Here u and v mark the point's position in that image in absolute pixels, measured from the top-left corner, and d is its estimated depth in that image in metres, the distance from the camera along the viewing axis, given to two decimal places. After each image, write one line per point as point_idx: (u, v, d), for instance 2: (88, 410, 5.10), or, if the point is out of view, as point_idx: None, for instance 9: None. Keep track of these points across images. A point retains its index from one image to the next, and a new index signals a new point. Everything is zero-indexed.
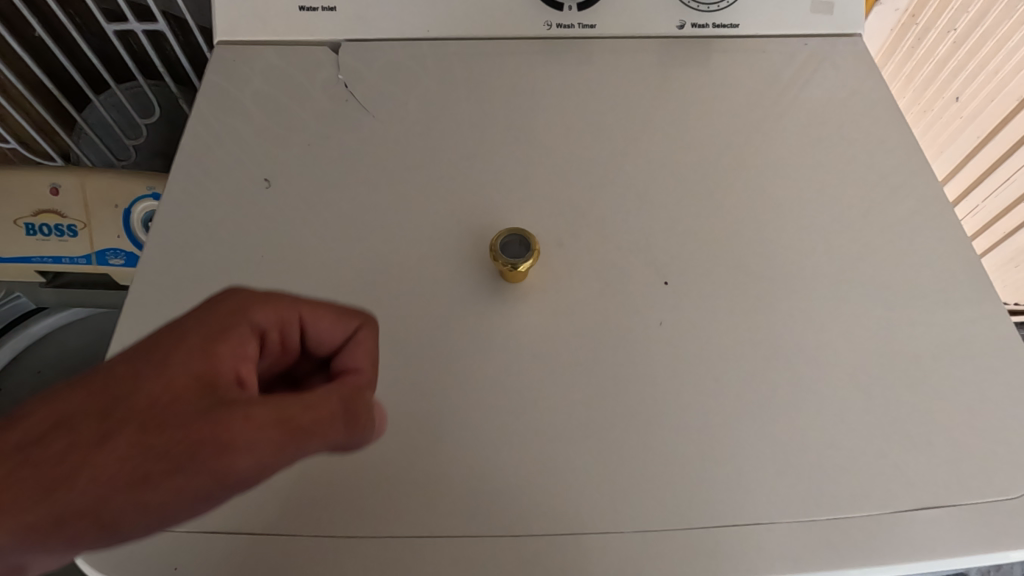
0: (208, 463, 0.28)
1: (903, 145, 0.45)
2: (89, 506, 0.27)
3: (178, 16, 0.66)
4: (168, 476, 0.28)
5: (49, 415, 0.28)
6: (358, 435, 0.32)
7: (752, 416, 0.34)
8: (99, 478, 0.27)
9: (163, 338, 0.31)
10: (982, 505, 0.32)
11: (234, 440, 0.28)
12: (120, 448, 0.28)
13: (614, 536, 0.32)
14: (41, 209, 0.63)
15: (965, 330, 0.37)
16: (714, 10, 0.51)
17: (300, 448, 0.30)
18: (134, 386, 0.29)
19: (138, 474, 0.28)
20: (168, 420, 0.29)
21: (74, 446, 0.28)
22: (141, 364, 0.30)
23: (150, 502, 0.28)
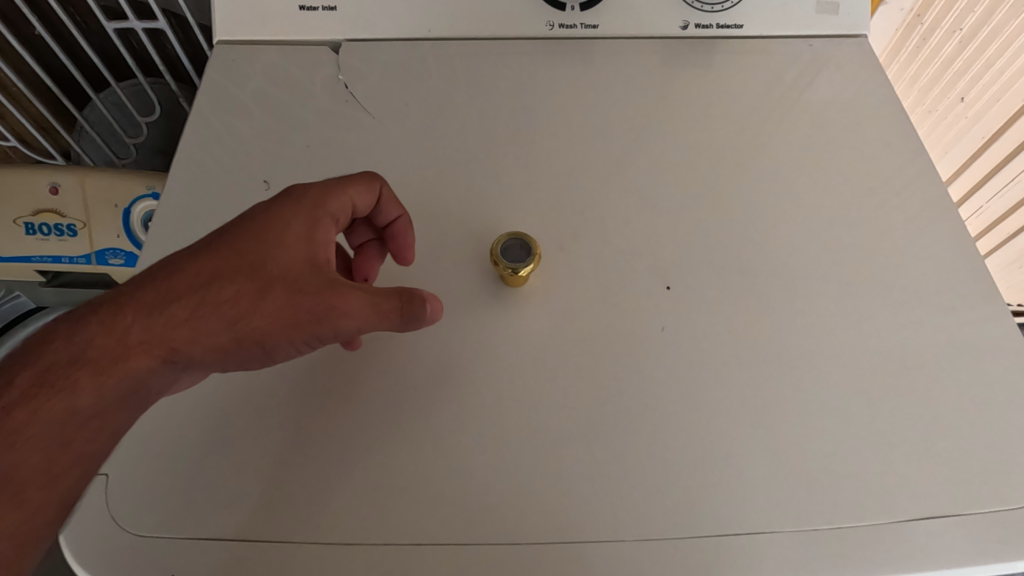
0: (326, 326, 0.34)
1: (908, 149, 0.45)
2: (238, 338, 0.33)
3: (178, 14, 0.66)
4: (299, 331, 0.34)
5: (203, 270, 0.33)
6: (425, 305, 0.34)
7: (755, 423, 0.34)
8: (246, 320, 0.33)
9: (275, 211, 0.36)
10: (985, 515, 0.32)
11: (343, 312, 0.34)
12: (264, 305, 0.34)
13: (614, 544, 0.31)
14: (40, 208, 0.62)
15: (970, 337, 0.37)
16: (718, 10, 0.50)
17: (386, 320, 0.34)
18: (264, 246, 0.35)
19: (274, 331, 0.34)
20: (297, 287, 0.34)
21: (232, 293, 0.33)
22: (261, 230, 0.35)
23: (280, 343, 0.34)
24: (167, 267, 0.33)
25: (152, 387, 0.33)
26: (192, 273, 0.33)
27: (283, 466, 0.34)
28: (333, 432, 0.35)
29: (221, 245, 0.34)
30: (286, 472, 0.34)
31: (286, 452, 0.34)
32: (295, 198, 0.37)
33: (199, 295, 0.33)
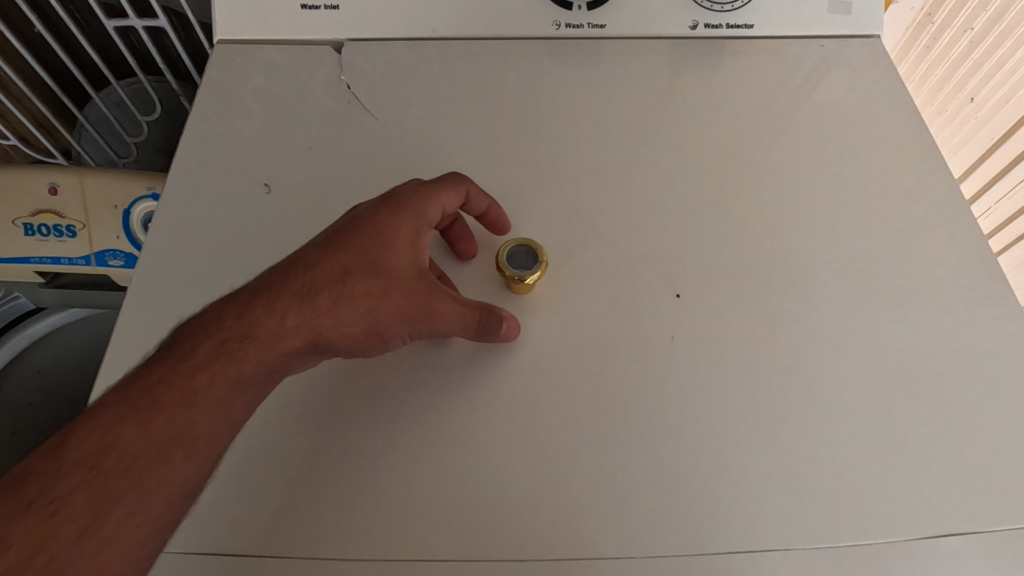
0: (434, 328, 0.35)
1: (924, 152, 0.44)
2: (367, 329, 0.35)
3: (178, 12, 0.65)
4: (411, 331, 0.35)
5: (335, 266, 0.35)
6: (500, 323, 0.35)
7: (767, 436, 0.33)
8: (374, 313, 0.35)
9: (386, 214, 0.36)
10: (1005, 532, 0.31)
11: (449, 318, 0.35)
12: (385, 304, 0.35)
13: (623, 561, 0.31)
14: (39, 208, 0.61)
15: (989, 348, 0.36)
16: (729, 10, 0.49)
17: (479, 333, 0.35)
18: (383, 249, 0.36)
19: (389, 331, 0.35)
20: (411, 289, 0.36)
21: (361, 290, 0.35)
22: (377, 230, 0.36)
23: (396, 338, 0.36)
24: (303, 260, 0.35)
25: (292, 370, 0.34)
26: (331, 267, 0.35)
27: (283, 480, 0.33)
28: (337, 443, 0.34)
29: (348, 243, 0.35)
30: (288, 484, 0.33)
31: (287, 463, 0.33)
32: (402, 203, 0.37)
33: (336, 288, 0.35)
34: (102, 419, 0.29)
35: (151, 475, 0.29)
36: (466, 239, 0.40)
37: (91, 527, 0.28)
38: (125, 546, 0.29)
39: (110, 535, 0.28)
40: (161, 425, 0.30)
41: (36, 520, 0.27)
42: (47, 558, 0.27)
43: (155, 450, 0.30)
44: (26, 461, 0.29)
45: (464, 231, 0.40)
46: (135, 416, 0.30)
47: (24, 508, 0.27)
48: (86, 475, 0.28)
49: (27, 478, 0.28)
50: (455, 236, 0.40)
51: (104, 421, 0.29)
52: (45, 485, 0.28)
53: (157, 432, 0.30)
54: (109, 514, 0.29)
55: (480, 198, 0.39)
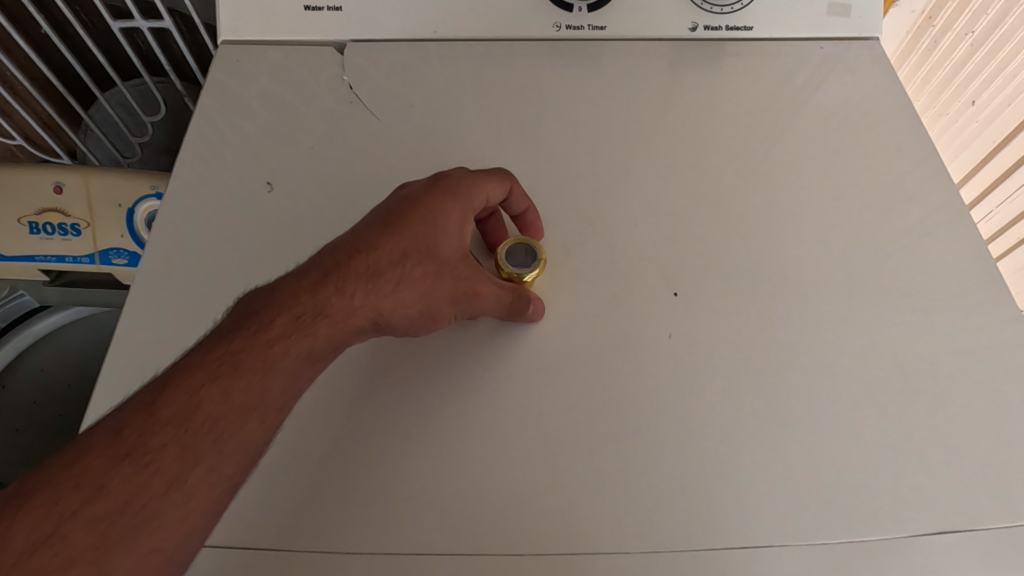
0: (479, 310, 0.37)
1: (921, 153, 0.44)
2: (421, 311, 0.35)
3: (183, 13, 0.66)
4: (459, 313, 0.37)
5: (395, 249, 0.35)
6: (528, 303, 0.36)
7: (762, 433, 0.33)
8: (430, 296, 0.35)
9: (439, 199, 0.37)
10: (1001, 529, 0.31)
11: (496, 304, 0.36)
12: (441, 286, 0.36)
13: (619, 556, 0.31)
14: (44, 207, 0.62)
15: (985, 348, 0.36)
16: (728, 12, 0.50)
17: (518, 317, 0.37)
18: (438, 234, 0.36)
19: (441, 313, 0.36)
20: (459, 273, 0.36)
21: (417, 275, 0.35)
22: (432, 214, 0.36)
23: (445, 319, 0.37)
24: (363, 241, 0.35)
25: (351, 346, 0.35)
26: (394, 249, 0.35)
27: (284, 475, 0.33)
28: (338, 437, 0.34)
29: (406, 226, 0.35)
30: (288, 478, 0.33)
31: (287, 458, 0.34)
32: (453, 188, 0.37)
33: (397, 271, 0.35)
34: (190, 379, 0.29)
35: (232, 437, 0.29)
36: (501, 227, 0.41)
37: (177, 483, 0.28)
38: (203, 504, 0.28)
39: (192, 494, 0.28)
40: (244, 389, 0.30)
41: (127, 473, 0.27)
42: (136, 511, 0.27)
43: (238, 412, 0.30)
44: (116, 416, 0.29)
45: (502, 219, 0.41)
46: (220, 380, 0.30)
47: (118, 461, 0.27)
48: (176, 433, 0.28)
49: (119, 432, 0.28)
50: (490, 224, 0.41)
51: (191, 383, 0.29)
52: (137, 439, 0.28)
53: (239, 396, 0.30)
54: (193, 470, 0.28)
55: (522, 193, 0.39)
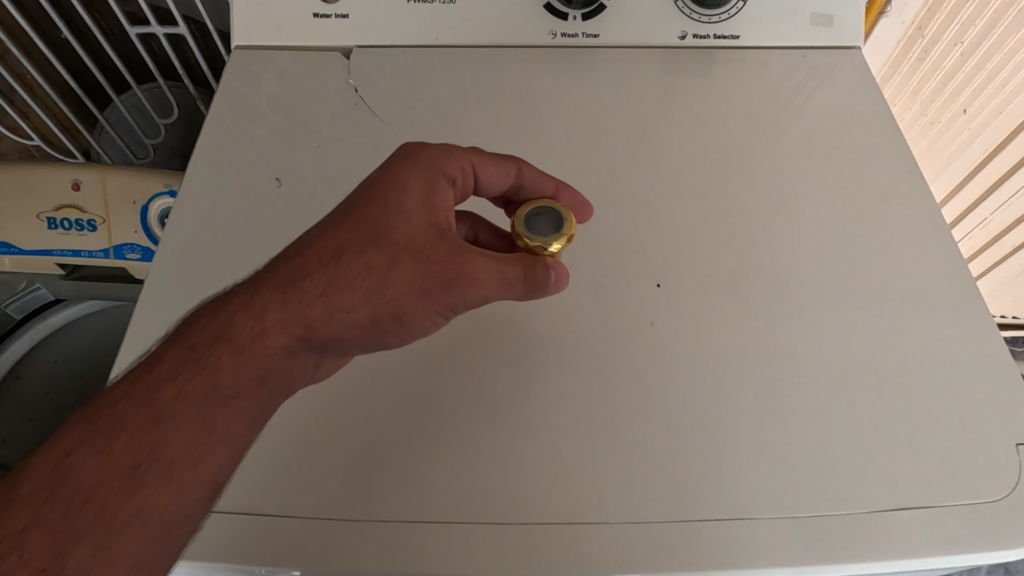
0: (460, 297, 0.36)
1: (897, 156, 0.46)
2: (378, 306, 0.35)
3: (198, 20, 0.69)
4: (442, 303, 0.36)
5: (331, 244, 0.36)
6: (551, 273, 0.37)
7: (738, 416, 0.36)
8: (381, 290, 0.35)
9: (398, 172, 0.38)
10: (960, 506, 0.33)
11: (481, 285, 0.36)
12: (389, 282, 0.35)
13: (601, 526, 0.33)
14: (63, 204, 0.65)
15: (951, 339, 0.38)
16: (716, 22, 0.52)
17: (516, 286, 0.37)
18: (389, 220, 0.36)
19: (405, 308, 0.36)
20: (425, 257, 0.36)
21: (364, 266, 0.35)
22: (383, 201, 0.37)
23: (417, 309, 0.36)
24: (301, 247, 0.36)
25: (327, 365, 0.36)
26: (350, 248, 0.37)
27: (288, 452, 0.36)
28: (338, 416, 0.37)
29: (344, 221, 0.36)
30: (293, 453, 0.36)
31: (292, 435, 0.36)
32: (411, 158, 0.39)
33: (328, 272, 0.35)
34: (62, 444, 0.30)
35: (118, 504, 0.30)
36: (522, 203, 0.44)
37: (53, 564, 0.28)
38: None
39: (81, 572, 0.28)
40: (124, 446, 0.30)
41: None
42: None
43: (121, 475, 0.30)
44: None
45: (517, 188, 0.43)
46: (95, 438, 0.30)
47: None
48: (40, 511, 0.29)
49: None
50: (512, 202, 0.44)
51: (59, 450, 0.30)
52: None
53: (121, 454, 0.30)
54: (75, 548, 0.29)
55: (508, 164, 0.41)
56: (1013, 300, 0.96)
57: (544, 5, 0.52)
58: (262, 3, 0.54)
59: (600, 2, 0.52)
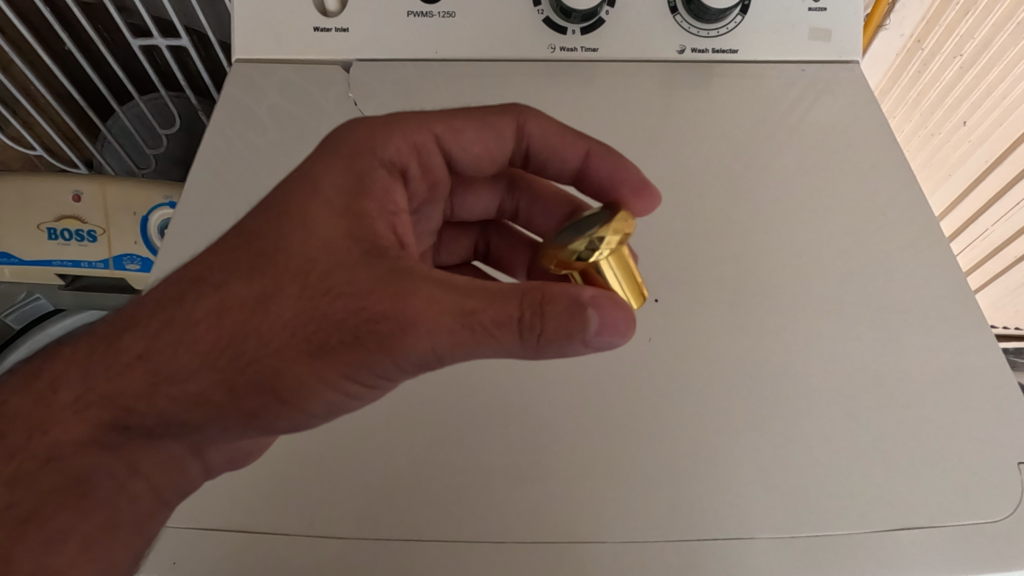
0: (380, 359, 0.32)
1: (896, 171, 0.46)
2: (265, 353, 0.32)
3: (200, 32, 0.70)
4: (353, 366, 0.32)
5: (197, 271, 0.33)
6: (581, 319, 0.31)
7: (736, 433, 0.35)
8: (267, 333, 0.32)
9: (327, 166, 0.36)
10: (961, 526, 0.33)
11: (403, 349, 0.31)
12: (251, 344, 0.32)
13: (599, 545, 0.33)
14: (63, 214, 0.65)
15: (951, 357, 0.38)
16: (715, 36, 0.52)
17: (478, 336, 0.31)
18: (278, 255, 0.33)
19: (287, 373, 0.32)
20: (331, 292, 0.32)
21: (236, 299, 0.32)
22: (289, 214, 0.34)
23: (308, 364, 0.32)
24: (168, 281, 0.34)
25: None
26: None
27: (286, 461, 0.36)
28: (336, 433, 0.37)
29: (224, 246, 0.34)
30: (290, 470, 0.36)
31: (289, 452, 0.36)
32: (340, 148, 0.37)
33: (187, 313, 0.32)
34: None
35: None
36: (545, 169, 0.45)
37: None
38: None
39: None
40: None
41: None
42: None
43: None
44: None
45: (528, 144, 0.44)
46: None
47: None
48: None
49: None
50: (533, 166, 0.46)
51: None
52: None
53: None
54: None
55: (500, 125, 0.42)
56: (1016, 311, 0.95)
57: (543, 19, 0.52)
58: (262, 17, 0.54)
59: (599, 16, 0.52)
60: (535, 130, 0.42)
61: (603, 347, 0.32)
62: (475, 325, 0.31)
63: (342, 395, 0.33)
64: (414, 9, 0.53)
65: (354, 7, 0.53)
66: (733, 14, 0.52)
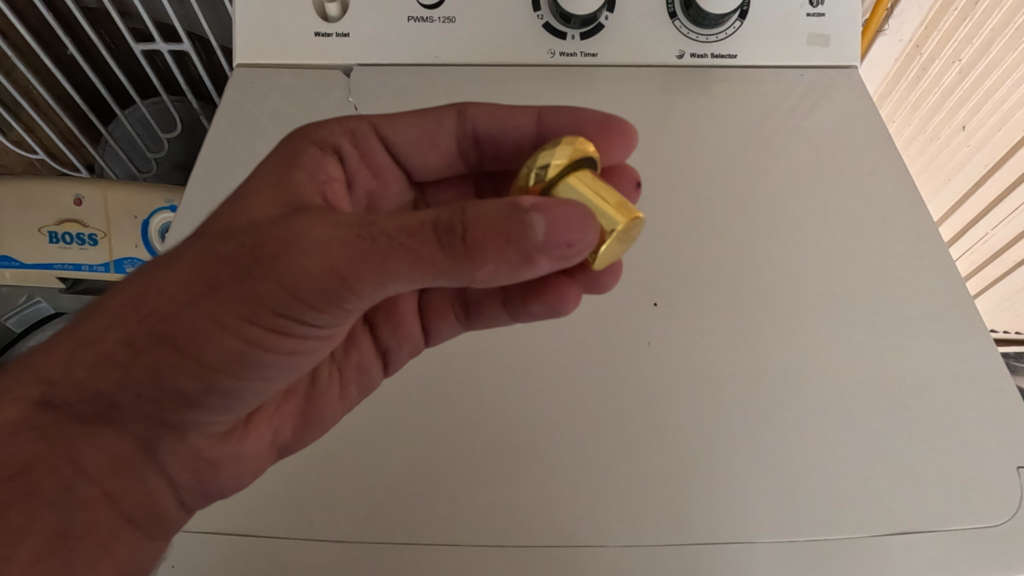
0: (272, 288, 0.29)
1: (894, 176, 0.46)
2: (190, 308, 0.30)
3: (202, 37, 0.70)
4: (246, 304, 0.29)
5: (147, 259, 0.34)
6: (519, 224, 0.26)
7: (735, 437, 0.35)
8: (190, 288, 0.30)
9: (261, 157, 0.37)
10: (956, 531, 0.33)
11: (291, 272, 0.28)
12: (161, 299, 0.30)
13: (598, 549, 0.33)
14: (64, 218, 0.65)
15: (949, 361, 0.38)
16: (714, 41, 0.53)
17: (396, 253, 0.27)
18: (208, 224, 0.32)
19: (182, 317, 0.30)
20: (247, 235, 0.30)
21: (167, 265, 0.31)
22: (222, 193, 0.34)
23: (231, 309, 0.30)
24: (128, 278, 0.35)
25: (376, 374, 0.42)
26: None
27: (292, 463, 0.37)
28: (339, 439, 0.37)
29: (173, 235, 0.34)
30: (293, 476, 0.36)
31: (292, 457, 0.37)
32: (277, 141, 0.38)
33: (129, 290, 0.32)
34: None
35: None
36: (497, 147, 0.43)
37: None
38: None
39: None
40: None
41: None
42: None
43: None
44: None
45: (474, 127, 0.43)
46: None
47: None
48: None
49: None
50: (487, 152, 0.44)
51: None
52: None
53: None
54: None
55: (440, 111, 0.42)
56: (1015, 316, 0.95)
57: (542, 25, 0.53)
58: (264, 20, 0.54)
59: (598, 22, 0.52)
60: (476, 111, 0.42)
61: (550, 253, 0.27)
62: (395, 241, 0.27)
63: (246, 341, 0.31)
64: (414, 15, 0.53)
65: (355, 12, 0.54)
66: (732, 19, 0.52)
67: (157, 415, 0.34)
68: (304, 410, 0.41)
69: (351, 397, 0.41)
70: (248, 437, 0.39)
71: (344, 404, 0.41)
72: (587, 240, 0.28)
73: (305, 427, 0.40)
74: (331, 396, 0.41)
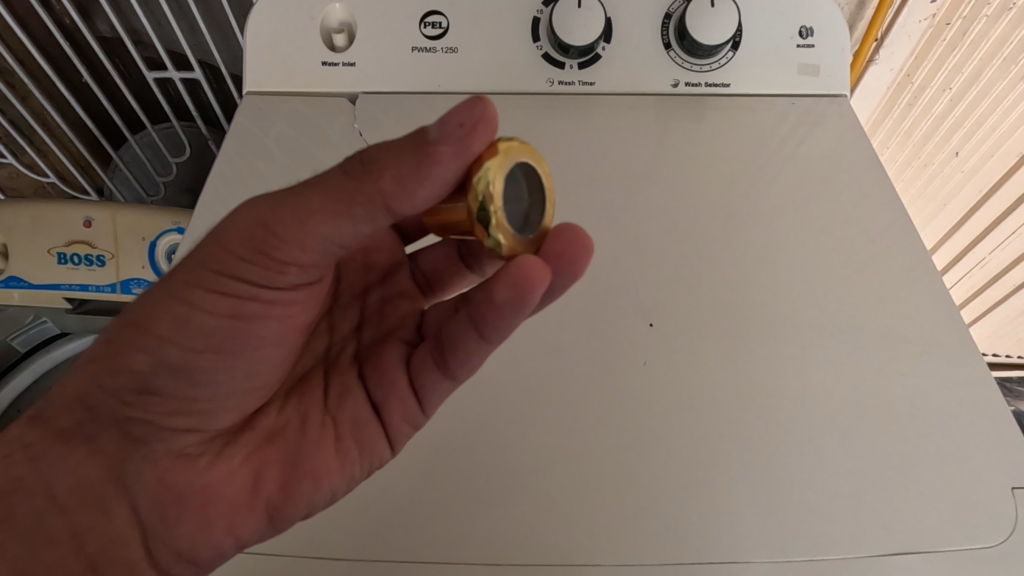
0: (211, 249, 0.31)
1: (884, 200, 0.47)
2: (153, 301, 0.33)
3: (213, 66, 0.73)
4: (191, 270, 0.32)
5: None
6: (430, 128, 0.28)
7: (732, 457, 0.36)
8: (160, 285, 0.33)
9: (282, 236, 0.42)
10: (953, 551, 0.34)
11: (226, 227, 0.31)
12: (140, 306, 0.33)
13: (596, 567, 0.33)
14: (73, 239, 0.66)
15: (943, 382, 0.38)
16: (708, 71, 0.54)
17: (310, 184, 0.30)
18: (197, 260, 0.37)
19: (147, 312, 0.32)
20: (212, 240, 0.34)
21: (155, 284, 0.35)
22: None
23: (181, 288, 0.32)
24: None
25: (376, 443, 0.38)
26: (346, 331, 0.42)
27: (298, 510, 0.36)
28: (342, 486, 0.37)
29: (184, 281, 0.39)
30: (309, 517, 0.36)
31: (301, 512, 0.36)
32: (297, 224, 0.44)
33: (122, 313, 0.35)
34: None
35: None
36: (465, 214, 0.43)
37: None
38: None
39: None
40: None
41: None
42: None
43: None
44: None
45: None
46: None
47: None
48: None
49: None
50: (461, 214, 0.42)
51: None
52: None
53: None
54: None
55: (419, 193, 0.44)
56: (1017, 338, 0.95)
57: (541, 55, 0.54)
58: (273, 51, 0.56)
59: (595, 52, 0.54)
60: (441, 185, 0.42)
61: (443, 136, 0.27)
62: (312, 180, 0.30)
63: (195, 318, 0.32)
64: (418, 45, 0.55)
65: (362, 43, 0.56)
66: (725, 50, 0.54)
67: (130, 421, 0.35)
68: (291, 458, 0.37)
69: (350, 461, 0.37)
70: (219, 467, 0.36)
71: (342, 469, 0.37)
72: (479, 114, 0.28)
73: (294, 478, 0.36)
74: (323, 453, 0.38)
